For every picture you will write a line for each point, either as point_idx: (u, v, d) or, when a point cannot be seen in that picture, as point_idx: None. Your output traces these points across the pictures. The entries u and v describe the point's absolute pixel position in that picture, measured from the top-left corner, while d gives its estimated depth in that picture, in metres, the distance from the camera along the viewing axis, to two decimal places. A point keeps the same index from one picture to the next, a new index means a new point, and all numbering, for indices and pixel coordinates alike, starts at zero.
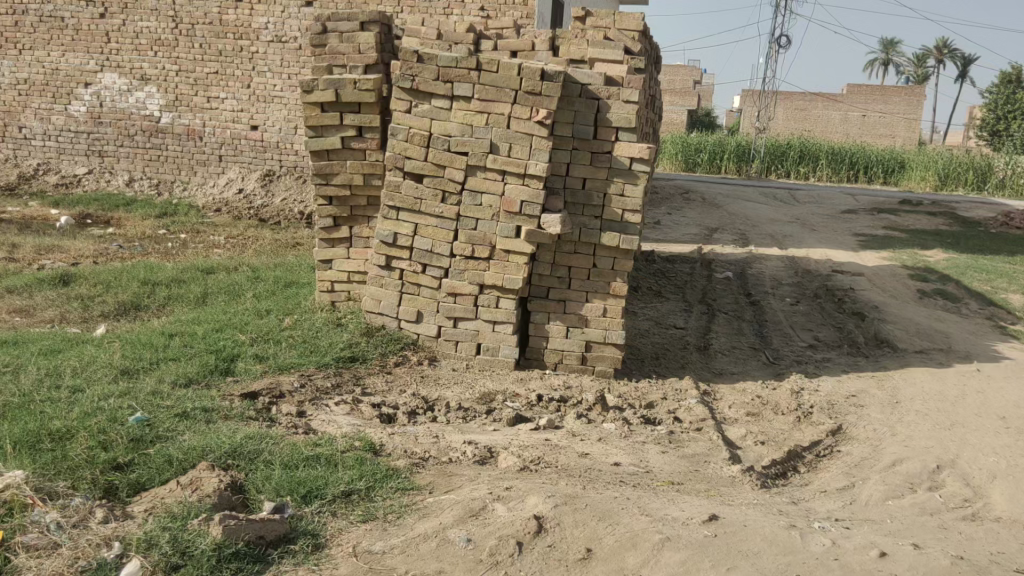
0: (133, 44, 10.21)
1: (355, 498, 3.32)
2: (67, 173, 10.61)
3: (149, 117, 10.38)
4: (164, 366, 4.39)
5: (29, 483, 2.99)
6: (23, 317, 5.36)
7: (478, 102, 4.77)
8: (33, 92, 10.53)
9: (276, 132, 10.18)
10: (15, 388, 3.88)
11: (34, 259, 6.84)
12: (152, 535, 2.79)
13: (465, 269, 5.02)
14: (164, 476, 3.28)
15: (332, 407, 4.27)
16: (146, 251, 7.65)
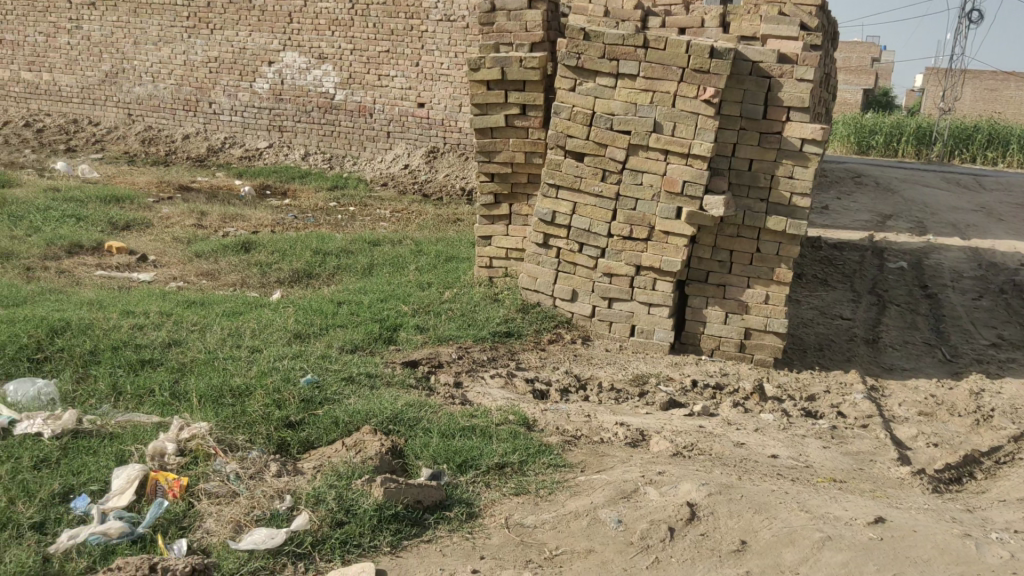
0: (312, 23, 10.70)
1: (508, 471, 3.37)
2: (249, 147, 11.28)
3: (324, 94, 10.88)
4: (332, 332, 4.62)
5: (212, 434, 3.24)
6: (210, 280, 5.76)
7: (644, 80, 4.69)
8: (222, 69, 11.25)
9: (442, 109, 10.44)
10: (201, 346, 4.19)
11: (220, 226, 7.35)
12: (319, 491, 2.96)
13: (623, 249, 4.98)
14: (331, 436, 3.47)
15: (488, 379, 4.36)
16: (319, 223, 8.04)
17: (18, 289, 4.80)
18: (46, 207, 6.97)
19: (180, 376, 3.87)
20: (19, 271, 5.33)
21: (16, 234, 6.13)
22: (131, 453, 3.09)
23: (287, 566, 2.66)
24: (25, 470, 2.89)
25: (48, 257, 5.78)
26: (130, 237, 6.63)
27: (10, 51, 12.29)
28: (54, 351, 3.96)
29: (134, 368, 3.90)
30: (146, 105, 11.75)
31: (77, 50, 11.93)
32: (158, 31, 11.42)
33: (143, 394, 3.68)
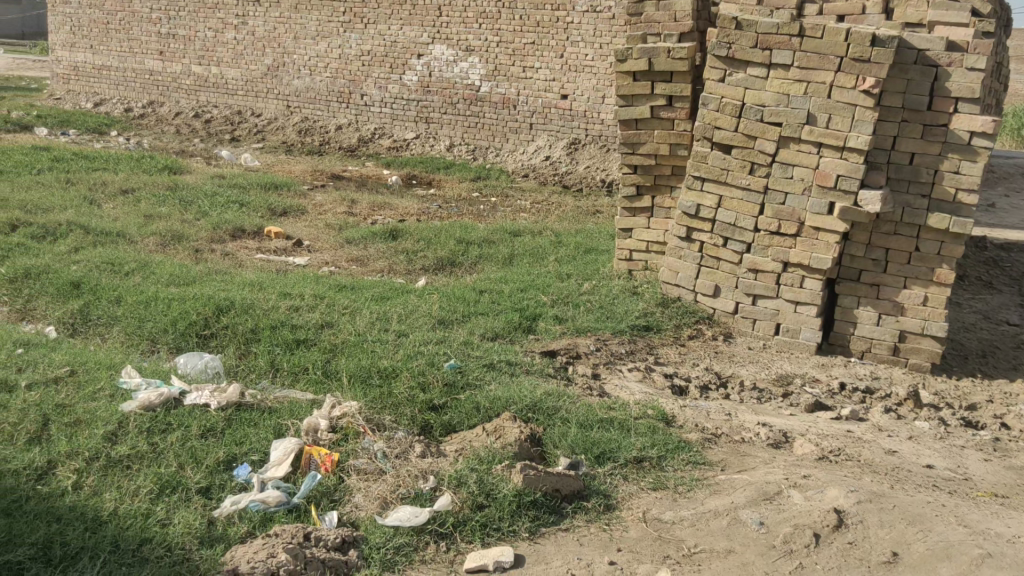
0: (460, 16, 10.92)
1: (647, 465, 3.35)
2: (398, 138, 11.62)
3: (470, 86, 11.08)
4: (474, 320, 4.71)
5: (361, 413, 3.38)
6: (359, 266, 6.00)
7: (798, 70, 4.53)
8: (374, 63, 11.66)
9: (585, 100, 10.41)
10: (351, 328, 4.37)
11: (369, 215, 7.63)
12: (461, 474, 3.03)
13: (769, 245, 4.84)
14: (472, 421, 3.55)
15: (626, 372, 4.34)
16: (462, 212, 8.21)
17: (188, 269, 5.15)
18: (213, 193, 7.44)
19: (332, 356, 4.05)
20: (189, 252, 5.72)
21: (186, 218, 6.58)
22: (287, 428, 3.27)
23: (429, 544, 2.75)
24: (193, 438, 3.10)
25: (214, 239, 6.17)
26: (287, 223, 6.99)
27: (183, 46, 13.16)
28: (219, 328, 4.23)
29: (290, 347, 4.11)
30: (303, 97, 12.31)
31: (242, 44, 12.64)
32: (316, 26, 11.96)
33: (298, 372, 3.89)
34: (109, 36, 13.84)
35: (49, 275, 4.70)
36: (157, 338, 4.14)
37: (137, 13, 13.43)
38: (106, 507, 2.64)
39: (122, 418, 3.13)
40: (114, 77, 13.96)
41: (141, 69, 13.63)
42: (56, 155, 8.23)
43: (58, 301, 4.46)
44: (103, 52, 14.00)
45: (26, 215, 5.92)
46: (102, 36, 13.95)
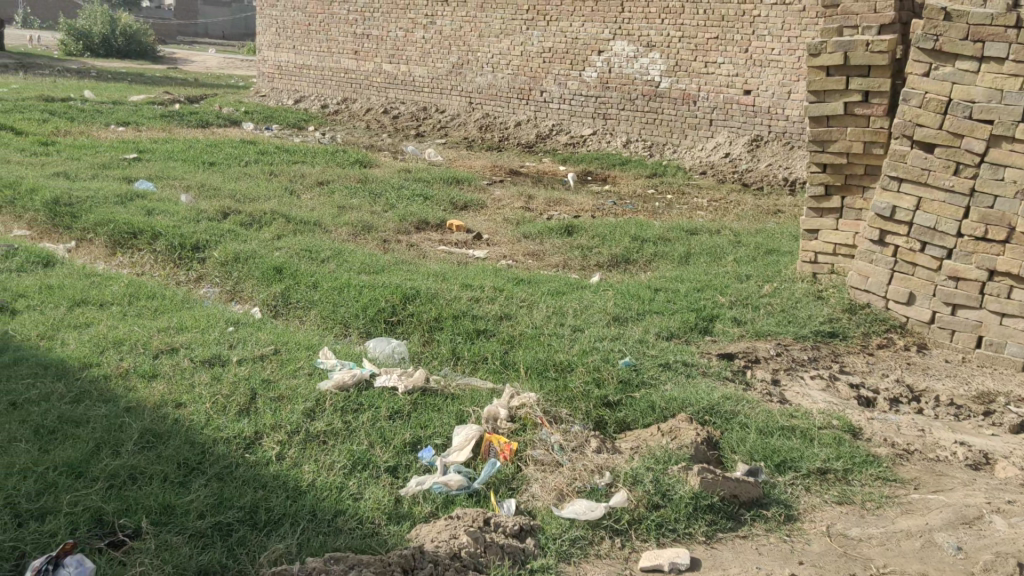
0: (643, 12, 10.85)
1: (831, 478, 3.21)
2: (575, 134, 11.66)
3: (650, 82, 10.96)
4: (650, 318, 4.67)
5: (539, 405, 3.44)
6: (535, 260, 6.10)
7: (1014, 64, 4.19)
8: (555, 59, 11.78)
9: (769, 96, 10.04)
10: (529, 321, 4.45)
11: (545, 210, 7.73)
12: (637, 472, 3.03)
13: (974, 251, 4.49)
14: (647, 419, 3.53)
15: (808, 380, 4.17)
16: (637, 209, 8.16)
17: (377, 259, 5.42)
18: (400, 186, 7.78)
19: (510, 348, 4.14)
20: (377, 243, 6.02)
21: (375, 210, 6.91)
22: (469, 414, 3.38)
23: (604, 539, 2.76)
24: (382, 419, 3.28)
25: (400, 231, 6.45)
26: (467, 217, 7.20)
27: (376, 45, 13.82)
28: (405, 316, 4.43)
29: (470, 337, 4.24)
30: (485, 94, 12.62)
31: (430, 43, 13.12)
32: (501, 24, 12.23)
33: (478, 361, 4.01)
34: (310, 37, 14.75)
35: (255, 259, 5.08)
36: (349, 323, 4.39)
37: (335, 14, 14.25)
38: (305, 478, 2.83)
39: (319, 396, 3.36)
40: (313, 75, 14.86)
41: (337, 68, 14.44)
42: (261, 149, 8.87)
43: (263, 284, 4.81)
44: (303, 52, 14.94)
45: (236, 204, 6.42)
46: (304, 37, 14.90)
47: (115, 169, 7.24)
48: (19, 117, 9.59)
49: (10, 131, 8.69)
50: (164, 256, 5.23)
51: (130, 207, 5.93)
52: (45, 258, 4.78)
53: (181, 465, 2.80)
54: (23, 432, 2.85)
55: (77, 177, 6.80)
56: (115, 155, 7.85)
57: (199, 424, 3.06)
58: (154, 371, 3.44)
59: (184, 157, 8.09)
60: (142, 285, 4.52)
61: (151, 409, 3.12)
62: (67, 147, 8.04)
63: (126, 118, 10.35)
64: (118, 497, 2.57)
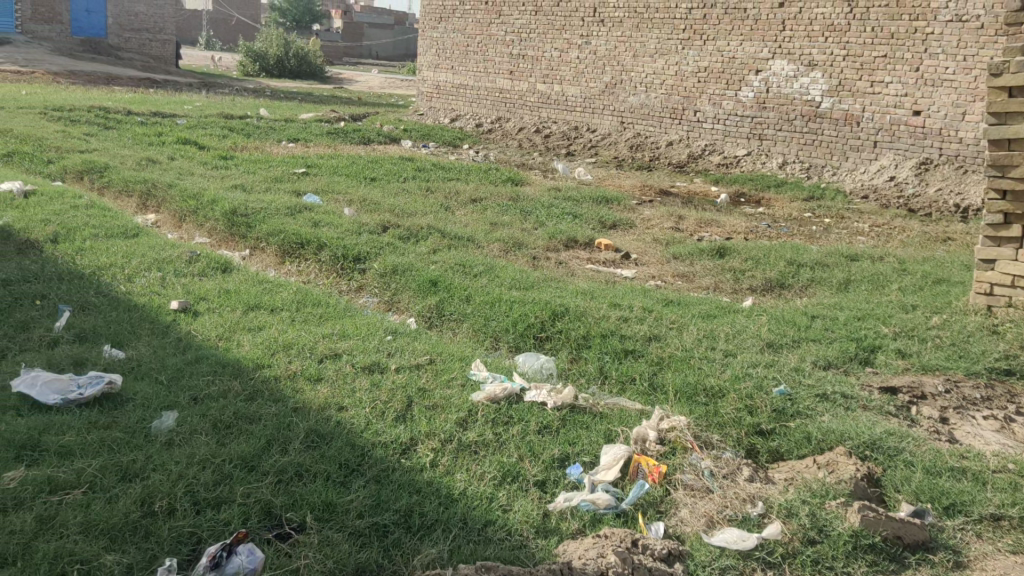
0: (805, 30, 10.54)
1: (1006, 525, 2.99)
2: (728, 154, 11.43)
3: (810, 102, 10.60)
4: (806, 346, 4.51)
5: (689, 429, 3.39)
6: (686, 282, 6.01)
7: None
8: (711, 79, 11.60)
9: (941, 117, 9.49)
10: (679, 344, 4.39)
11: (697, 231, 7.61)
12: (792, 505, 2.93)
13: None
14: (802, 451, 3.40)
15: (980, 420, 3.90)
16: (793, 232, 7.91)
17: (527, 275, 5.50)
18: (550, 204, 7.87)
19: (659, 369, 4.10)
20: (527, 259, 6.10)
21: (526, 227, 7.02)
22: (618, 434, 3.37)
23: (756, 571, 2.67)
24: (531, 432, 3.32)
25: (550, 248, 6.52)
26: (617, 236, 7.19)
27: (530, 65, 14.07)
28: (554, 332, 4.47)
29: (619, 356, 4.23)
30: (638, 113, 12.59)
31: (584, 63, 13.22)
32: (656, 44, 12.20)
33: (626, 381, 3.99)
34: (468, 57, 15.17)
35: (411, 271, 5.26)
36: (500, 336, 4.48)
37: (493, 35, 14.62)
38: (456, 486, 2.90)
39: (471, 408, 3.44)
40: (469, 95, 15.27)
41: (492, 88, 14.78)
42: (418, 165, 9.18)
43: (418, 296, 4.97)
44: (460, 71, 15.37)
45: (395, 218, 6.68)
46: (462, 57, 15.33)
47: (286, 183, 7.69)
48: (202, 132, 10.35)
49: (194, 146, 9.39)
50: (328, 265, 5.50)
51: (299, 219, 6.29)
52: (224, 264, 5.13)
53: (342, 465, 2.94)
54: (202, 425, 3.07)
55: (252, 190, 7.26)
56: (286, 169, 8.34)
57: (359, 428, 3.20)
58: (318, 374, 3.62)
59: (348, 172, 8.50)
60: (308, 293, 4.77)
61: (316, 410, 3.29)
62: (244, 161, 8.61)
63: (296, 135, 10.98)
64: (285, 493, 2.71)
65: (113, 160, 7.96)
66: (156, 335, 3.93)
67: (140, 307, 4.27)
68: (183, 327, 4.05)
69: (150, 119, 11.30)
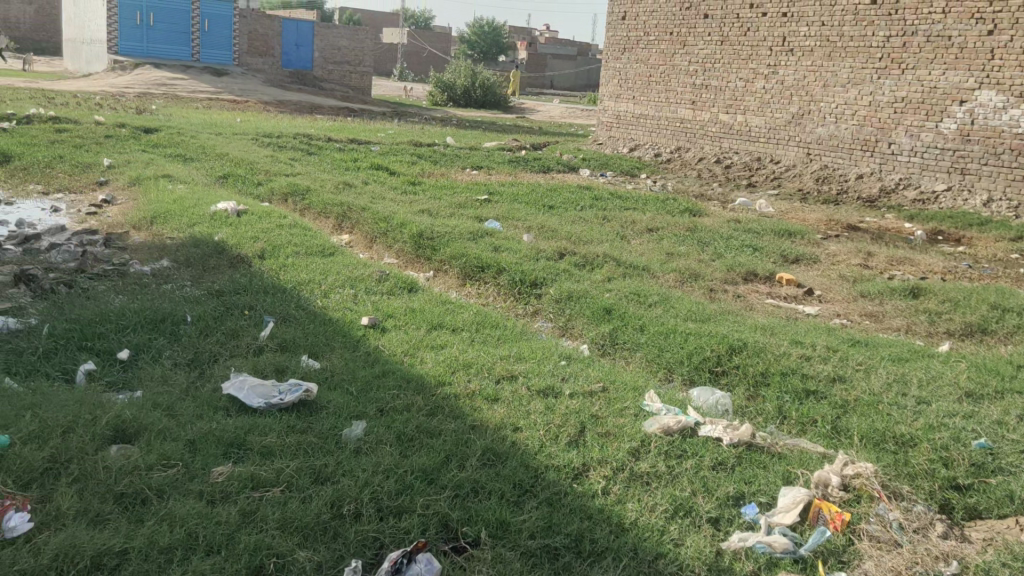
0: (1017, 59, 9.79)
1: None
2: (926, 189, 10.78)
3: (1021, 135, 9.80)
4: (1011, 397, 4.15)
5: (876, 477, 3.22)
6: (874, 322, 5.71)
7: None
8: (908, 110, 11.00)
9: None
10: (865, 386, 4.17)
11: (888, 269, 7.21)
12: (991, 567, 2.72)
13: None
14: (1004, 510, 3.14)
15: None
16: (998, 275, 7.33)
17: (704, 307, 5.41)
18: (729, 237, 7.71)
19: (844, 413, 3.91)
20: (704, 291, 6.01)
21: (704, 258, 6.91)
22: (797, 477, 3.24)
23: None
24: (706, 468, 3.25)
25: (728, 281, 6.38)
26: (800, 271, 6.94)
27: (714, 95, 13.88)
28: (730, 367, 4.37)
29: (800, 396, 4.07)
30: (826, 145, 12.11)
31: (771, 93, 12.90)
32: (849, 73, 11.72)
33: (807, 423, 3.84)
34: (650, 87, 15.17)
35: (587, 298, 5.30)
36: (674, 368, 4.42)
37: (677, 66, 14.55)
38: (628, 516, 2.89)
39: (644, 438, 3.43)
40: (649, 124, 15.25)
41: (673, 118, 14.69)
42: (596, 194, 9.25)
43: (593, 323, 5.00)
44: (642, 102, 15.38)
45: (572, 245, 6.76)
46: (643, 88, 15.35)
47: (469, 209, 7.97)
48: (394, 159, 10.92)
49: (386, 171, 9.91)
50: (507, 289, 5.64)
51: (481, 243, 6.50)
52: (410, 283, 5.39)
53: (517, 485, 3.00)
54: (388, 435, 3.22)
55: (438, 214, 7.58)
56: (470, 196, 8.65)
57: (534, 450, 3.25)
58: (496, 395, 3.72)
59: (527, 200, 8.69)
60: (487, 315, 4.91)
61: (493, 429, 3.38)
62: (431, 187, 9.00)
63: (479, 162, 11.36)
64: (461, 507, 2.80)
65: (314, 183, 8.55)
66: (347, 348, 4.17)
67: (334, 321, 4.55)
68: (372, 342, 4.28)
69: (347, 145, 12.05)
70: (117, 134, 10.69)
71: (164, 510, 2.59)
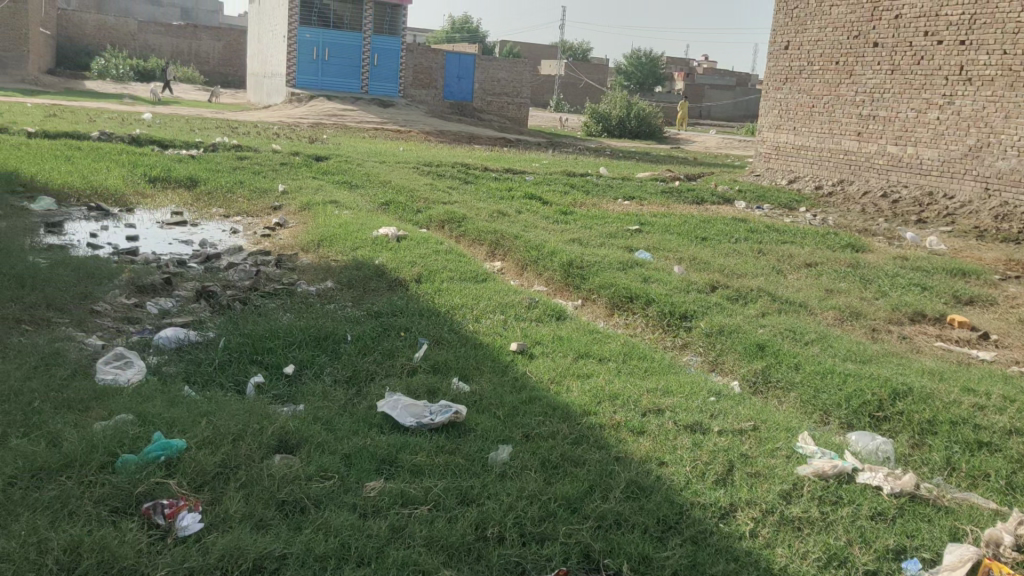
0: None
1: None
2: None
3: None
4: None
5: None
6: None
7: None
8: None
9: None
10: None
11: None
12: None
13: None
14: None
15: None
16: None
17: (865, 348, 5.15)
18: (895, 274, 7.31)
19: (1020, 468, 3.61)
20: (865, 331, 5.72)
21: (866, 296, 6.60)
22: (965, 533, 3.02)
23: None
24: (863, 517, 3.09)
25: (892, 321, 6.05)
26: (973, 313, 6.48)
27: (882, 126, 13.26)
28: (893, 413, 4.14)
29: (970, 447, 3.80)
30: (1006, 180, 11.30)
31: (945, 124, 12.20)
32: None
33: (977, 477, 3.57)
34: (812, 118, 14.66)
35: (739, 334, 5.17)
36: (830, 410, 4.23)
37: (842, 96, 14.02)
38: (777, 561, 2.78)
39: (796, 480, 3.30)
40: (811, 156, 14.75)
41: (837, 149, 14.14)
42: (752, 227, 9.01)
43: (744, 359, 4.87)
44: (803, 132, 14.90)
45: (725, 279, 6.61)
46: (805, 118, 14.86)
47: (620, 239, 7.95)
48: (547, 189, 11.06)
49: (539, 200, 10.05)
50: (656, 321, 5.58)
51: (631, 274, 6.46)
52: (559, 312, 5.43)
53: (660, 520, 2.96)
54: (532, 461, 3.26)
55: (588, 244, 7.61)
56: (621, 226, 8.62)
57: (680, 485, 3.19)
58: (642, 427, 3.68)
59: (680, 231, 8.58)
60: (636, 346, 4.88)
61: (638, 462, 3.35)
62: (582, 217, 9.04)
63: (632, 193, 11.32)
64: (604, 538, 2.78)
65: (470, 211, 8.79)
66: (496, 373, 4.25)
67: (484, 346, 4.65)
68: (520, 368, 4.34)
69: (503, 175, 12.31)
70: (291, 162, 11.40)
71: (321, 520, 2.72)
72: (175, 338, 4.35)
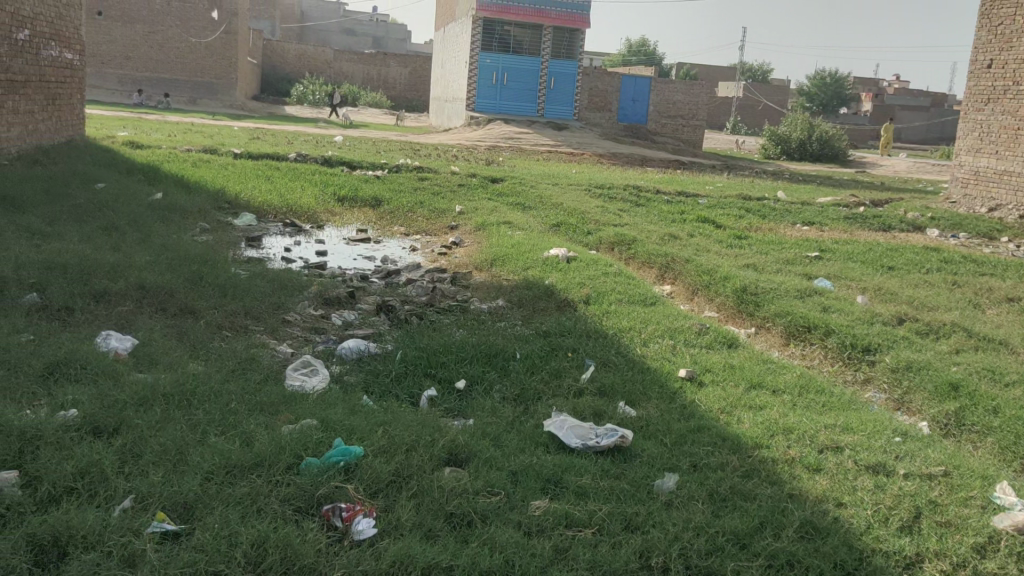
0: None
1: None
2: None
3: None
4: None
5: None
6: None
7: None
8: None
9: None
10: None
11: None
12: None
13: None
14: None
15: None
16: None
17: None
18: None
19: None
20: None
21: None
22: None
23: None
24: None
25: None
26: None
27: None
28: None
29: None
30: None
31: None
32: None
33: None
34: (1018, 141, 13.52)
35: (927, 371, 4.83)
36: None
37: None
38: None
39: (991, 534, 3.02)
40: (1015, 182, 13.60)
41: None
42: (946, 257, 8.40)
43: (935, 399, 4.53)
44: (1007, 157, 13.78)
45: (914, 311, 6.20)
46: (1009, 141, 13.75)
47: (798, 266, 7.63)
48: (722, 212, 10.80)
49: (713, 224, 9.84)
50: (836, 353, 5.31)
51: (809, 302, 6.19)
52: (731, 339, 5.28)
53: (837, 564, 2.79)
54: (700, 492, 3.17)
55: (764, 270, 7.36)
56: (800, 252, 8.27)
57: (859, 529, 3.01)
58: (819, 464, 3.50)
59: (864, 260, 8.13)
60: (812, 378, 4.66)
61: (813, 501, 3.19)
62: (758, 242, 8.76)
63: (812, 218, 10.85)
64: None
65: (641, 234, 8.72)
66: (664, 399, 4.18)
67: (652, 371, 4.59)
68: (689, 395, 4.25)
69: (676, 198, 12.13)
70: (469, 183, 11.76)
71: (486, 534, 2.76)
72: (357, 349, 4.57)
